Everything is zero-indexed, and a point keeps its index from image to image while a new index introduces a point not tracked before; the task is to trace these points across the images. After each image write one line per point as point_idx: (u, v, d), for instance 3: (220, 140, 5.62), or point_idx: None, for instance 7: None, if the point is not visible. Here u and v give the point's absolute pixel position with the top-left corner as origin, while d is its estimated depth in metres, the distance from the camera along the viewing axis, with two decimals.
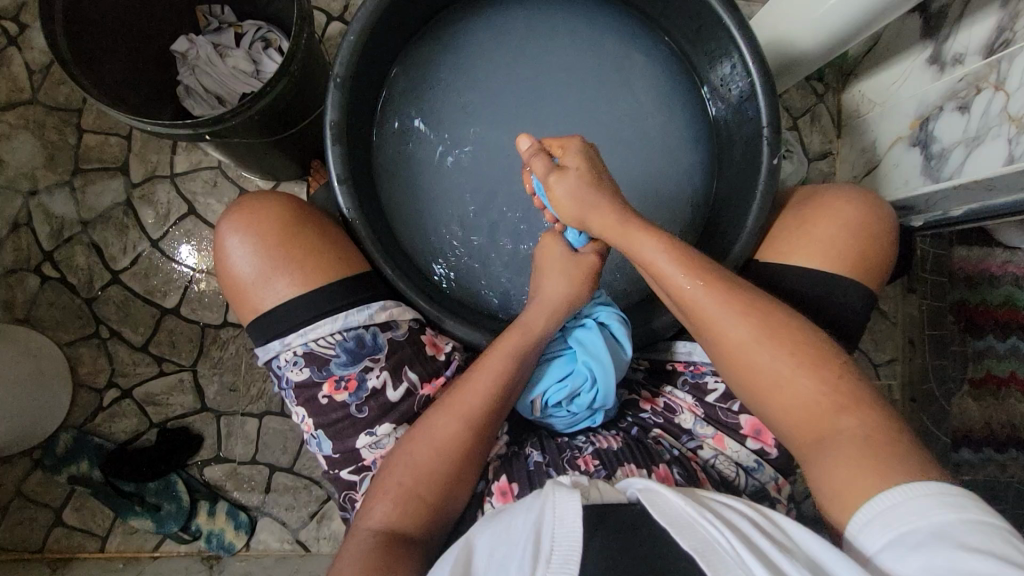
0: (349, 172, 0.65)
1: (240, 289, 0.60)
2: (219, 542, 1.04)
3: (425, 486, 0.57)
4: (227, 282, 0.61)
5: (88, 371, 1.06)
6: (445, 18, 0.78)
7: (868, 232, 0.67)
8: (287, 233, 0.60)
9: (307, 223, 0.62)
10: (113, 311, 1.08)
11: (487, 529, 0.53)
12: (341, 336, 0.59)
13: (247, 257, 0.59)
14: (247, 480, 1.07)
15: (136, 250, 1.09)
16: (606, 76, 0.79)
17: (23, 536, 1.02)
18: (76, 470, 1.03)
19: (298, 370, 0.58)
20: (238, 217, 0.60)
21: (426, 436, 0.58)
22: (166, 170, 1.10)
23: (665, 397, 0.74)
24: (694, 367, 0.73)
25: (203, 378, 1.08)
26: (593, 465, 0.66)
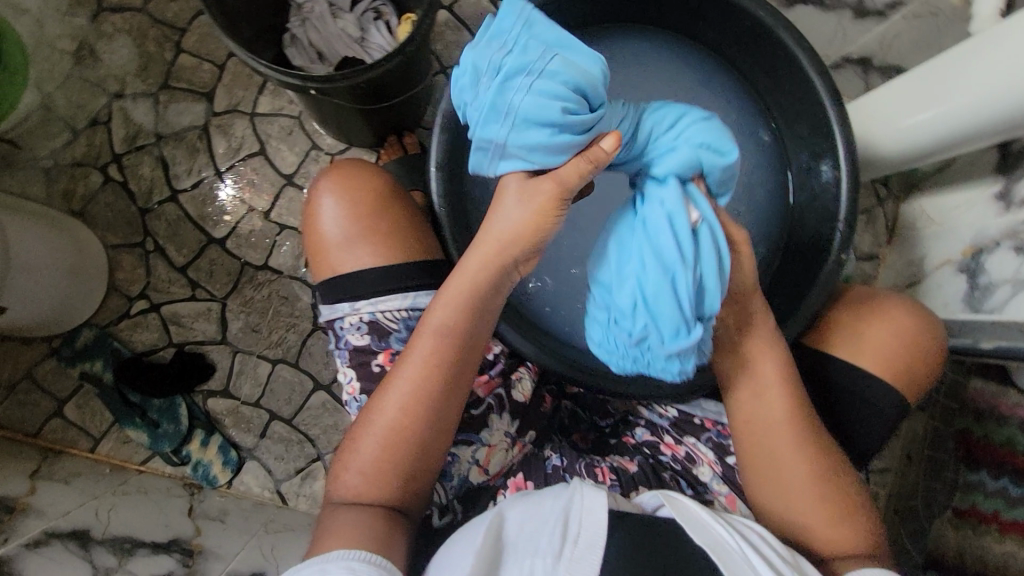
0: (445, 161, 0.67)
1: (322, 247, 0.63)
2: (205, 473, 1.07)
3: (380, 466, 0.59)
4: (310, 238, 0.64)
5: (124, 277, 1.09)
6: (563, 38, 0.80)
7: (919, 343, 0.69)
8: (379, 205, 0.64)
9: (398, 201, 0.65)
10: (163, 227, 1.10)
11: (517, 505, 0.56)
12: (406, 314, 0.62)
13: (334, 218, 0.62)
14: (246, 421, 1.09)
15: (200, 175, 1.12)
16: None
17: (21, 418, 1.04)
18: (90, 368, 1.06)
19: (359, 335, 0.61)
20: (335, 180, 0.64)
21: (374, 420, 0.59)
22: (248, 106, 1.13)
23: (687, 447, 0.74)
24: (721, 427, 0.75)
25: (231, 312, 1.10)
26: (608, 479, 0.70)
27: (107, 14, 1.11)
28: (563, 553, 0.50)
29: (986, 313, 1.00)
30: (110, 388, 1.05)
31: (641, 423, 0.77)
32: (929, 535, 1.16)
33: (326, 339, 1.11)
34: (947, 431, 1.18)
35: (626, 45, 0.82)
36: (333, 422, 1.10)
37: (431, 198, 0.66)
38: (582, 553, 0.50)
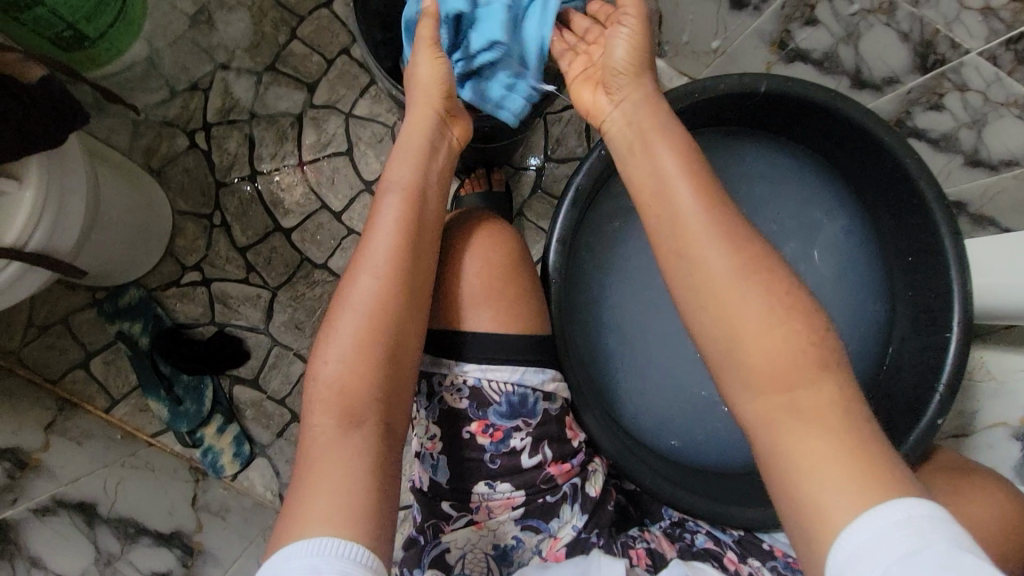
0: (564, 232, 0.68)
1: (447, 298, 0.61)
2: (213, 461, 1.03)
3: (352, 383, 0.53)
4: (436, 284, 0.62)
5: (184, 245, 1.07)
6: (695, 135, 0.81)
7: (1018, 531, 0.63)
8: (511, 272, 0.63)
9: (526, 271, 0.65)
10: (234, 204, 1.09)
11: (533, 573, 0.54)
12: (510, 388, 0.59)
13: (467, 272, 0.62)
14: (267, 417, 1.06)
15: (283, 162, 1.11)
16: (805, 252, 0.80)
17: (45, 362, 1.01)
18: (127, 328, 1.03)
19: (458, 398, 0.59)
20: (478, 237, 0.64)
21: (336, 340, 0.55)
22: (346, 106, 1.13)
23: (750, 570, 0.61)
24: (791, 560, 0.61)
25: (279, 304, 1.08)
26: (642, 564, 0.58)
27: None
28: None
29: None
30: (142, 353, 1.03)
31: (700, 529, 0.66)
32: None
33: None
34: None
35: (752, 151, 0.82)
36: None
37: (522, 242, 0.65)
38: None
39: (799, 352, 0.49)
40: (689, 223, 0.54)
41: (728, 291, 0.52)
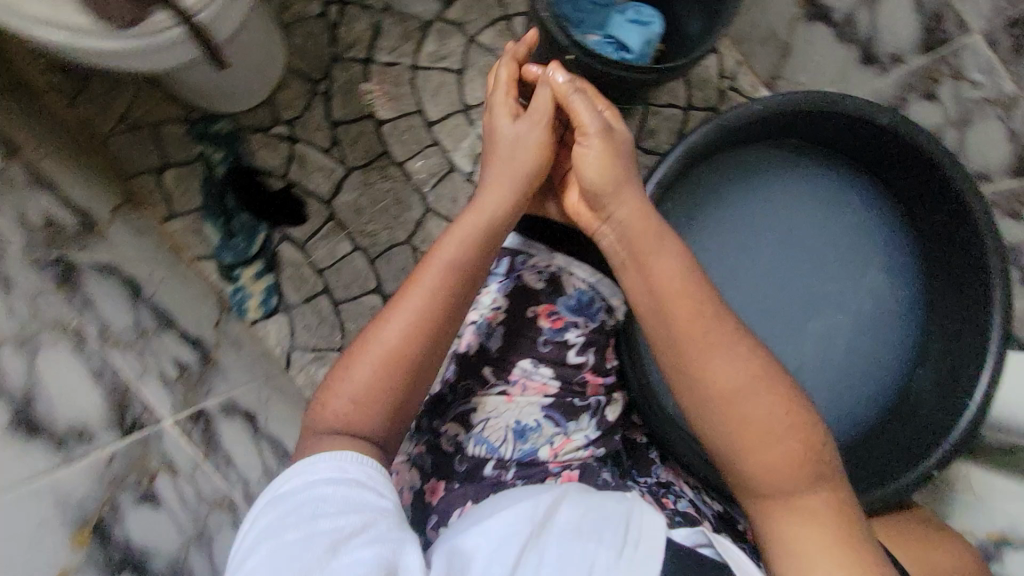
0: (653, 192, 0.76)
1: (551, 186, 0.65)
2: (241, 300, 1.08)
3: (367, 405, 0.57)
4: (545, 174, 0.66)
5: (284, 99, 1.12)
6: (792, 146, 0.86)
7: None
8: (621, 182, 0.64)
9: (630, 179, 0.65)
10: (342, 79, 1.14)
11: (578, 498, 0.56)
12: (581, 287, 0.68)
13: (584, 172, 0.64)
14: (301, 280, 1.11)
15: (398, 59, 1.16)
16: (854, 292, 0.84)
17: (126, 157, 1.07)
18: (209, 154, 1.08)
19: (537, 280, 0.66)
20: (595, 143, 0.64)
21: (348, 378, 0.57)
22: (473, 30, 1.18)
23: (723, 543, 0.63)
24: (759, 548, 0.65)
25: (349, 184, 1.13)
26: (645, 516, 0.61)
27: None
28: (622, 554, 0.49)
29: None
30: (214, 182, 1.08)
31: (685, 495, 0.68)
32: None
33: (409, 256, 1.13)
34: None
35: (837, 184, 0.86)
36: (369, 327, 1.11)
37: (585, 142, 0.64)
38: (640, 558, 0.50)
39: (784, 462, 0.55)
40: (669, 303, 0.59)
41: (726, 402, 0.56)
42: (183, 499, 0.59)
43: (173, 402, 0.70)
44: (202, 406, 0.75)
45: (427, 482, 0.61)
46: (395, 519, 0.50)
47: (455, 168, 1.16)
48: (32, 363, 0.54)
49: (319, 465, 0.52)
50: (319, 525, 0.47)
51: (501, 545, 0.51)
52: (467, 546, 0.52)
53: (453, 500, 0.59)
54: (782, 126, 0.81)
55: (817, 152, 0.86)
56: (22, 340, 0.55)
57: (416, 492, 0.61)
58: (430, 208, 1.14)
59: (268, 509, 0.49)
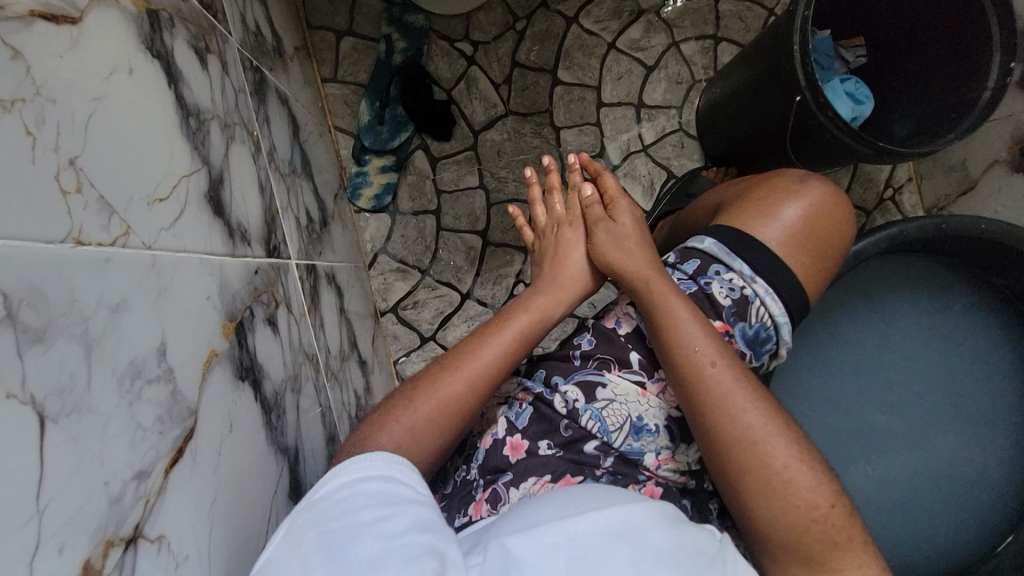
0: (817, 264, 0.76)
1: (763, 206, 0.58)
2: (358, 185, 1.07)
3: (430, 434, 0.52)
4: (758, 201, 0.59)
5: (481, 21, 1.11)
6: (955, 275, 0.83)
7: None
8: (822, 244, 0.57)
9: (834, 248, 0.57)
10: (541, 26, 1.12)
11: (666, 518, 0.43)
12: (767, 321, 0.55)
13: (788, 217, 0.57)
14: (419, 193, 1.10)
15: (600, 31, 1.14)
16: (966, 446, 0.80)
17: (318, 7, 1.06)
18: (393, 38, 1.06)
19: (724, 293, 0.55)
20: (789, 193, 0.58)
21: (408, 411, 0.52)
22: (680, 36, 1.15)
23: None
24: None
25: (502, 125, 1.11)
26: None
27: None
28: None
29: None
30: (387, 67, 1.06)
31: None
32: None
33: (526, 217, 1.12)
34: None
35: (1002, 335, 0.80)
36: (460, 264, 1.10)
37: (789, 202, 0.57)
38: None
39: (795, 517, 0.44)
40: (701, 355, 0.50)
41: (745, 444, 0.47)
42: (291, 340, 0.58)
43: (299, 248, 0.69)
44: (315, 264, 0.74)
45: (510, 434, 0.57)
46: (434, 513, 0.42)
47: (603, 156, 1.14)
48: (227, 150, 0.53)
49: (350, 465, 0.44)
50: (353, 514, 0.39)
51: (571, 560, 0.38)
52: (514, 546, 0.39)
53: (530, 465, 0.55)
54: (983, 252, 0.77)
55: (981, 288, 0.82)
56: (224, 124, 0.54)
57: (496, 438, 0.58)
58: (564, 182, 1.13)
59: (293, 515, 0.41)
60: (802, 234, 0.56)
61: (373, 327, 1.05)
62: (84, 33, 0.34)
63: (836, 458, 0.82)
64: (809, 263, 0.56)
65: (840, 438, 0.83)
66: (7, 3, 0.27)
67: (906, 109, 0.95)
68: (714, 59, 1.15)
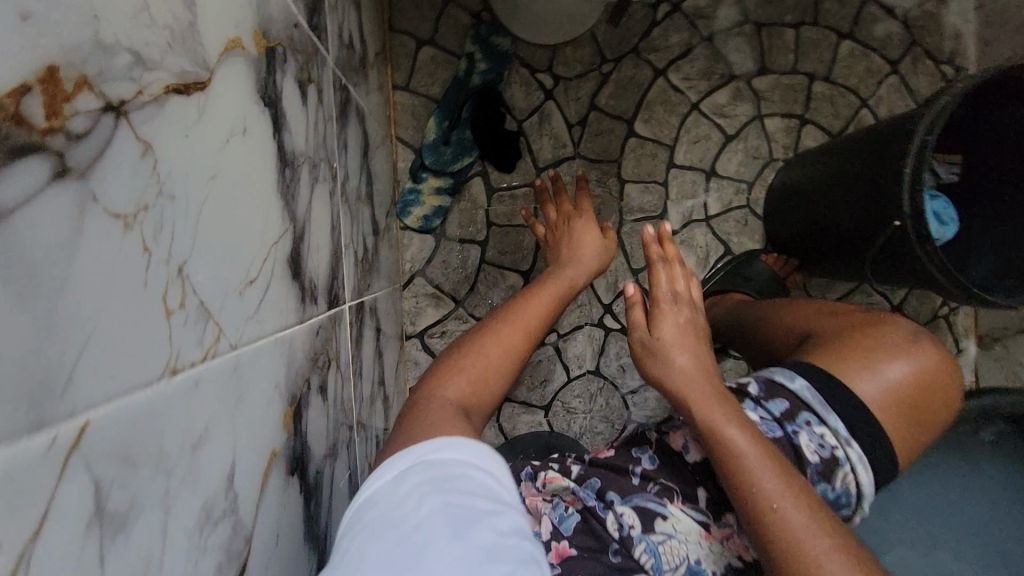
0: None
1: (867, 351, 0.56)
2: (409, 202, 1.02)
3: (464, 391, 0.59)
4: (860, 344, 0.57)
5: (567, 56, 1.06)
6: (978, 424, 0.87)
7: None
8: (926, 412, 0.54)
9: (937, 418, 0.55)
10: (628, 72, 1.07)
11: None
12: (851, 487, 0.52)
13: (894, 375, 0.54)
14: (469, 221, 1.05)
15: (687, 89, 1.09)
16: None
17: (404, 11, 1.01)
18: (476, 57, 1.00)
19: (810, 449, 0.52)
20: (900, 347, 0.56)
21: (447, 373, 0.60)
22: (766, 110, 1.11)
23: None
24: None
25: (568, 167, 1.07)
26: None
27: None
28: None
29: None
30: (464, 86, 1.00)
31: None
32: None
33: None
34: None
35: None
36: (496, 302, 1.05)
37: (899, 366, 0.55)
38: None
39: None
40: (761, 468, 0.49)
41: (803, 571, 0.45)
42: (336, 402, 0.53)
43: (353, 287, 0.65)
44: (363, 300, 0.70)
45: (554, 541, 0.54)
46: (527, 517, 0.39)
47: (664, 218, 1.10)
48: (311, 195, 0.48)
49: (463, 446, 0.43)
50: (471, 496, 0.37)
51: None
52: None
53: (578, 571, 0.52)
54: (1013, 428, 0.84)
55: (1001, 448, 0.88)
56: (312, 166, 0.49)
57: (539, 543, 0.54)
58: (619, 236, 1.09)
59: (404, 476, 0.40)
60: (907, 405, 0.53)
61: (397, 352, 1.01)
62: (210, 98, 0.29)
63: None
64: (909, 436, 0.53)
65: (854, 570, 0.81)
66: (145, 85, 0.23)
67: (985, 246, 0.90)
68: (796, 141, 1.11)
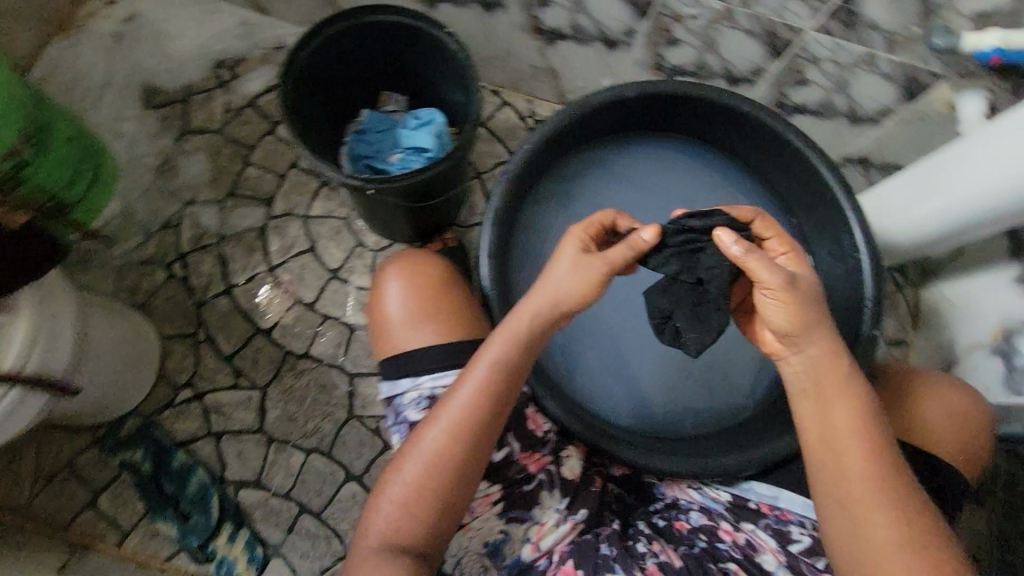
0: (512, 190, 0.75)
1: (385, 327, 0.66)
2: (228, 572, 1.03)
3: (416, 491, 0.60)
4: (373, 321, 0.67)
5: (174, 366, 1.14)
6: (583, 148, 0.88)
7: (968, 423, 0.70)
8: (436, 290, 0.68)
9: (451, 283, 0.69)
10: (215, 318, 1.17)
11: None
12: None
13: (397, 299, 0.67)
14: (275, 515, 1.07)
15: (254, 271, 1.21)
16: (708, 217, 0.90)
17: (56, 509, 1.03)
18: (129, 457, 1.06)
19: (418, 410, 0.61)
20: (401, 267, 0.68)
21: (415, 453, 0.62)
22: (302, 210, 1.26)
23: (747, 534, 0.67)
24: (779, 512, 0.68)
25: (270, 401, 1.13)
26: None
27: (188, 135, 1.28)
28: None
29: None
30: (148, 479, 1.05)
31: (692, 506, 0.71)
32: None
33: (358, 426, 1.13)
34: (1014, 529, 1.14)
35: (630, 158, 0.90)
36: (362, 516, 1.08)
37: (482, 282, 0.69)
38: None
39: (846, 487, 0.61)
40: (841, 388, 0.63)
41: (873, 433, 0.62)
42: None
43: None
44: None
45: None
46: None
47: (355, 327, 1.19)
48: None
49: None
50: None
51: None
52: None
53: None
54: (570, 140, 0.84)
55: (589, 146, 0.88)
56: None
57: None
58: (352, 374, 1.16)
59: None
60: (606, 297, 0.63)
61: None
62: None
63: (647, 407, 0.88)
64: (829, 336, 0.63)
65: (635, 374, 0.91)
66: None
67: (456, 77, 1.04)
68: (339, 195, 1.26)
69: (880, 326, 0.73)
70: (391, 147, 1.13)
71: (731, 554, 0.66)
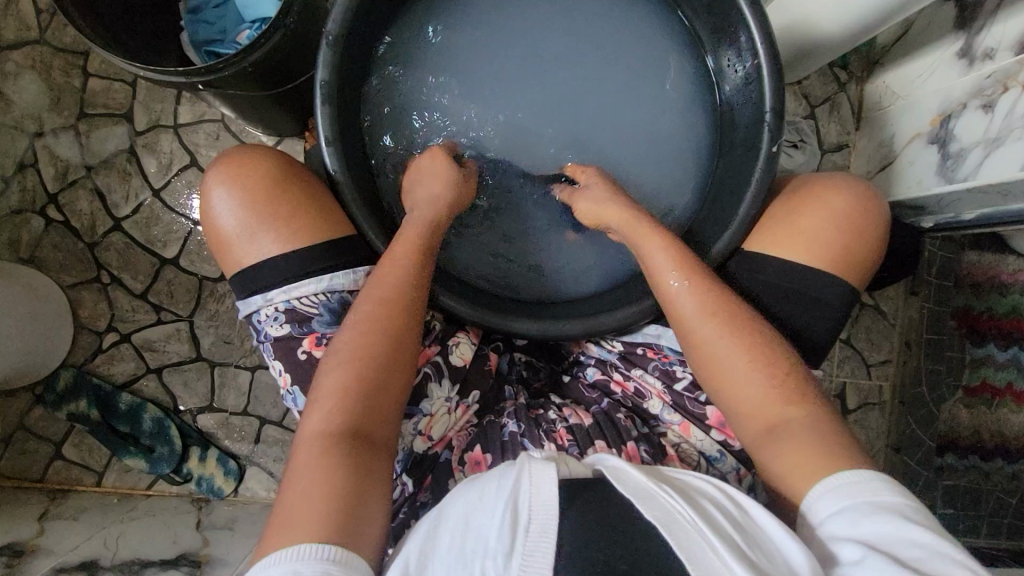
0: (338, 58, 0.68)
1: (226, 242, 0.65)
2: (209, 486, 1.08)
3: (362, 367, 0.58)
4: (212, 235, 0.66)
5: (88, 313, 1.08)
6: None
7: (855, 223, 0.67)
8: (273, 190, 0.65)
9: (293, 181, 0.67)
10: (113, 257, 1.09)
11: (459, 499, 0.55)
12: (325, 297, 0.65)
13: (228, 210, 0.64)
14: (237, 430, 1.10)
15: (139, 198, 1.10)
16: (593, 40, 0.79)
17: (24, 466, 1.06)
18: (75, 408, 1.06)
19: (278, 324, 0.64)
20: (227, 170, 0.65)
21: (357, 331, 0.60)
22: (169, 120, 1.11)
23: (635, 382, 0.74)
24: (663, 355, 0.73)
25: (200, 329, 1.10)
26: (567, 441, 0.68)
27: (6, 52, 1.08)
28: (514, 545, 0.49)
29: (960, 181, 0.96)
30: (99, 423, 1.06)
31: (589, 361, 0.77)
32: (939, 418, 1.19)
33: None
34: (945, 311, 1.19)
35: None
36: None
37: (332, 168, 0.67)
38: (534, 542, 0.49)
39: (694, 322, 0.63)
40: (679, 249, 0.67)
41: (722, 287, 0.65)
42: None
43: None
44: None
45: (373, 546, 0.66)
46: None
47: None
48: None
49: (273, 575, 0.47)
50: None
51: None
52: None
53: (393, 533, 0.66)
54: None
55: None
56: None
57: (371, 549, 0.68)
58: None
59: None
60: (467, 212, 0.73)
61: None
62: None
63: (544, 262, 0.80)
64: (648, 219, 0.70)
65: (529, 232, 0.80)
66: None
67: None
68: None
69: (780, 141, 0.67)
70: (238, 24, 0.93)
71: (624, 403, 0.74)
